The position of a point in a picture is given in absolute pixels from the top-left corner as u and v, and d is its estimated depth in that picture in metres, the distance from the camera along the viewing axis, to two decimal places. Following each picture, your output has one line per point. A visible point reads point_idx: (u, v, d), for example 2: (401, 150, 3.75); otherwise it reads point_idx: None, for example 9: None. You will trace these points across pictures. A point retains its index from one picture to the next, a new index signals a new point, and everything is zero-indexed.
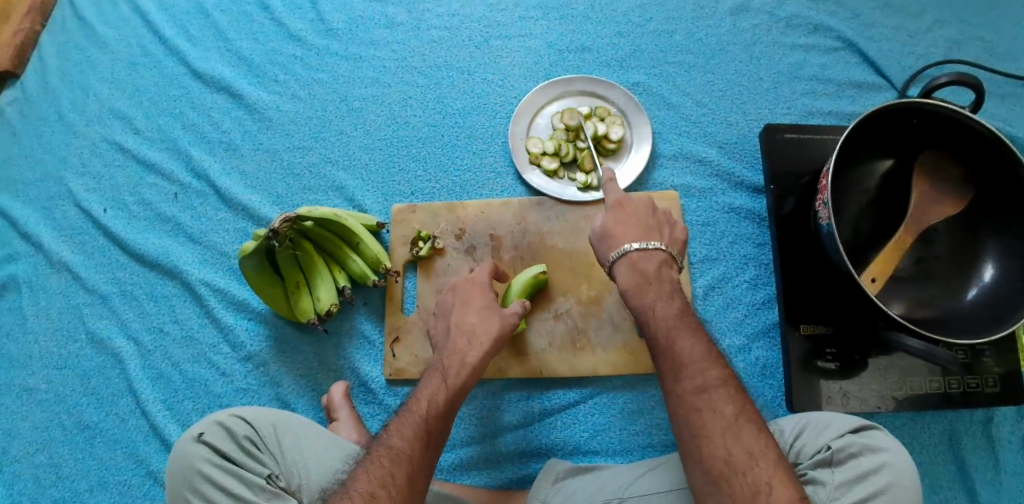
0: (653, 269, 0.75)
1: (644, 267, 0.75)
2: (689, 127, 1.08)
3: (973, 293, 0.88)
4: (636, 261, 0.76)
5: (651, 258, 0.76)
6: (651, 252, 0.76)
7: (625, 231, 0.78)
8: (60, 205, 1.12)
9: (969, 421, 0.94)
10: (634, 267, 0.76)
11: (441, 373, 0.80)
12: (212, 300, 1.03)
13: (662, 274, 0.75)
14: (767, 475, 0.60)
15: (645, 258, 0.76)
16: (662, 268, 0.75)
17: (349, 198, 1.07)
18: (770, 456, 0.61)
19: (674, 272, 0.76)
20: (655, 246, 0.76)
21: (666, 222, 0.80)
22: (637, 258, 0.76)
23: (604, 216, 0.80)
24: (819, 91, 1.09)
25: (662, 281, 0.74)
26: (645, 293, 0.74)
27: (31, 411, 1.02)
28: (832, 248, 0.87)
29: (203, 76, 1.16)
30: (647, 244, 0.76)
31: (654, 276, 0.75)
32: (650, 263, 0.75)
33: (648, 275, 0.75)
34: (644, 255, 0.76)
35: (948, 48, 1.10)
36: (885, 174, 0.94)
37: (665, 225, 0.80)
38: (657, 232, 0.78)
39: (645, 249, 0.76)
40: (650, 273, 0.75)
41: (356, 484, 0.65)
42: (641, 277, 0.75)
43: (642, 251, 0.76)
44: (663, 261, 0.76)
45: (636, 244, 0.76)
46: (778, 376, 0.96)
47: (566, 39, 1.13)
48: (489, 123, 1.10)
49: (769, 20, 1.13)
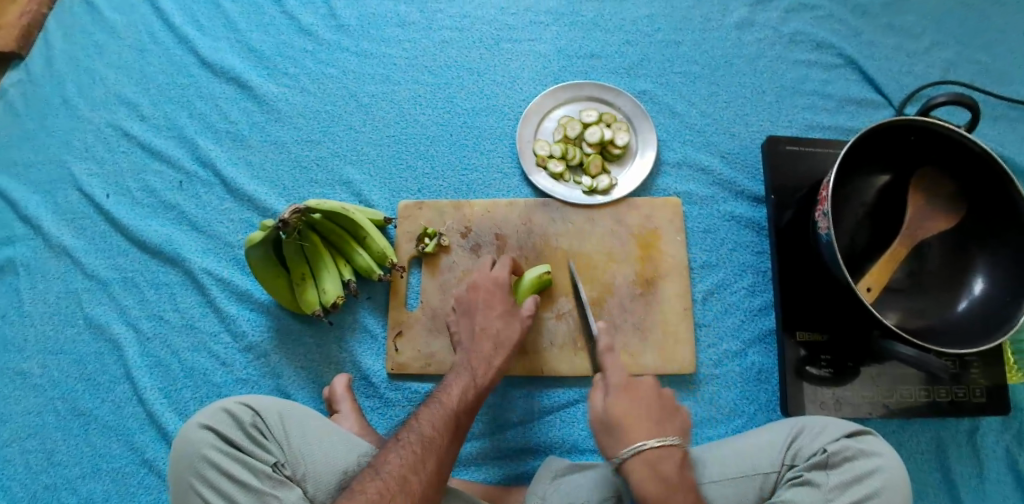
0: (674, 472, 0.74)
1: (665, 470, 0.74)
2: (693, 136, 1.10)
3: (963, 305, 0.91)
4: (655, 463, 0.74)
5: (669, 459, 0.75)
6: (670, 451, 0.75)
7: (638, 425, 0.76)
8: (62, 189, 1.11)
9: (955, 431, 0.97)
10: (653, 469, 0.74)
11: (470, 370, 0.85)
12: (215, 289, 1.03)
13: (682, 476, 0.74)
14: None
15: (664, 458, 0.74)
16: (682, 470, 0.75)
17: (356, 193, 1.07)
18: None
19: (690, 471, 0.76)
20: (672, 443, 0.75)
21: (671, 411, 0.80)
22: (656, 458, 0.74)
23: (609, 397, 0.78)
24: (820, 106, 1.12)
25: (685, 487, 0.74)
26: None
27: (25, 395, 1.01)
28: (830, 257, 0.90)
29: (212, 66, 1.16)
30: (664, 441, 0.75)
31: (678, 482, 0.74)
32: (670, 465, 0.74)
33: (671, 482, 0.73)
34: (664, 454, 0.74)
35: (944, 69, 1.13)
36: (882, 188, 0.97)
37: (672, 410, 0.81)
38: (670, 423, 0.79)
39: (664, 446, 0.75)
40: (671, 478, 0.74)
41: (388, 468, 0.71)
42: (662, 483, 0.73)
43: (661, 449, 0.74)
44: (680, 459, 0.76)
45: (653, 443, 0.74)
46: (773, 381, 0.98)
47: (575, 45, 1.15)
48: (496, 124, 1.11)
49: (773, 35, 1.16)
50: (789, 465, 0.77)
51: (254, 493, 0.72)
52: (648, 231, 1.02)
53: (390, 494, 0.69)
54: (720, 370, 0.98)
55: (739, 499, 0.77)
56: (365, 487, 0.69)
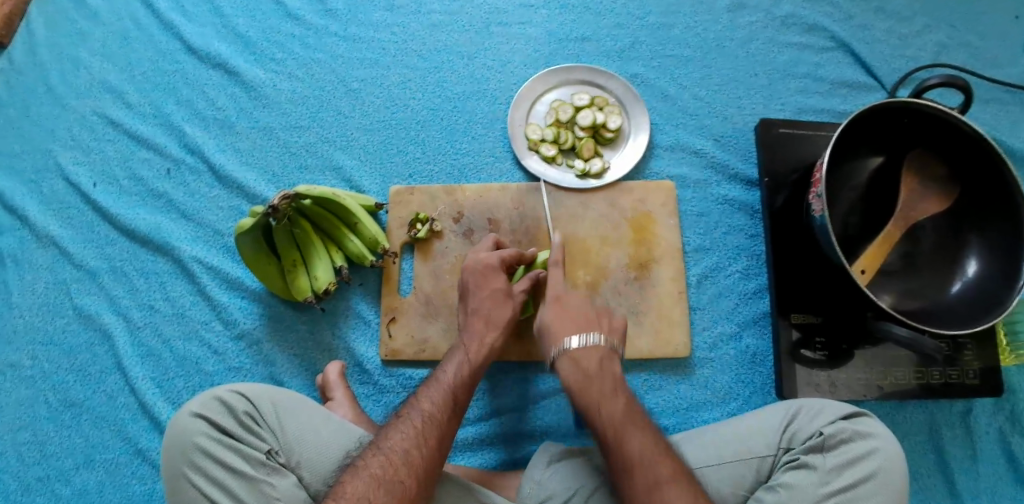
0: (594, 366, 0.79)
1: (586, 364, 0.79)
2: (686, 120, 1.10)
3: (957, 287, 0.91)
4: (577, 360, 0.80)
5: (591, 355, 0.80)
6: (591, 348, 0.81)
7: (564, 324, 0.83)
8: (48, 178, 1.10)
9: (948, 412, 0.97)
10: (576, 364, 0.80)
11: (464, 349, 0.84)
12: (205, 277, 1.02)
13: (604, 370, 0.79)
14: (657, 469, 0.69)
15: (586, 355, 0.80)
16: (603, 363, 0.80)
17: (347, 179, 1.06)
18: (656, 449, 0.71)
19: (615, 365, 0.81)
20: (595, 342, 0.81)
21: (606, 313, 0.86)
22: (578, 355, 0.80)
23: (546, 310, 0.86)
24: (813, 89, 1.11)
25: (605, 377, 0.78)
26: (589, 391, 0.77)
27: (15, 388, 0.99)
28: (825, 241, 0.89)
29: (198, 52, 1.14)
30: (587, 339, 0.81)
31: (596, 373, 0.79)
32: (592, 359, 0.80)
33: (590, 374, 0.79)
34: (585, 351, 0.80)
35: (936, 52, 1.13)
36: (874, 170, 0.96)
37: (605, 315, 0.86)
38: (598, 324, 0.84)
39: (585, 344, 0.81)
40: (592, 370, 0.79)
41: (390, 443, 0.72)
42: (584, 375, 0.79)
43: (583, 347, 0.81)
44: (604, 357, 0.81)
45: (575, 341, 0.81)
46: (767, 364, 0.98)
47: (566, 28, 1.14)
48: (488, 109, 1.10)
49: (765, 18, 1.15)
50: (785, 449, 0.77)
51: (247, 479, 0.71)
52: (641, 215, 1.02)
53: (393, 468, 0.70)
54: (714, 353, 0.98)
55: (736, 484, 0.77)
56: (367, 464, 0.70)
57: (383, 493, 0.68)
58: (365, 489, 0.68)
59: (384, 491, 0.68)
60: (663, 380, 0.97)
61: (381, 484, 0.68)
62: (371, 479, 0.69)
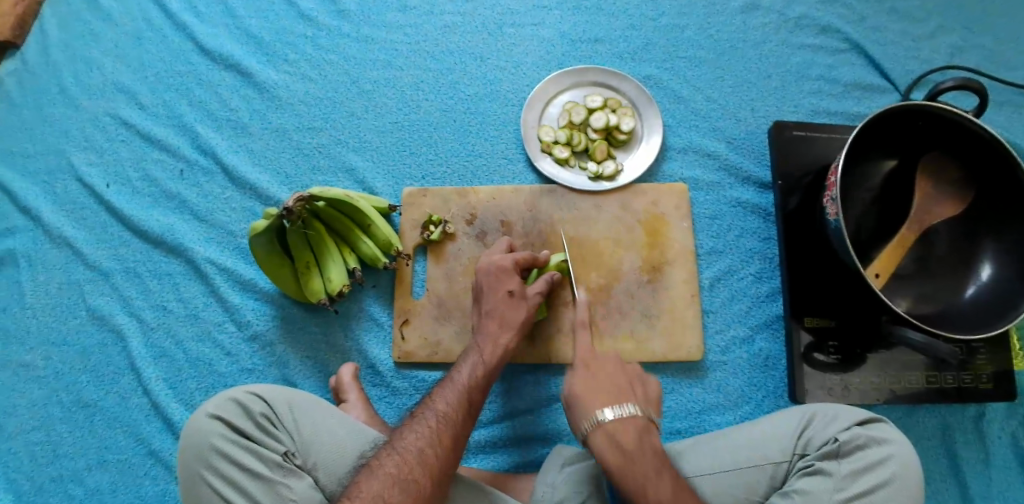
0: (633, 442, 0.74)
1: (624, 440, 0.74)
2: (699, 122, 1.09)
3: (971, 291, 0.91)
4: (613, 434, 0.74)
5: (628, 429, 0.75)
6: (628, 421, 0.75)
7: (594, 396, 0.78)
8: (61, 179, 1.10)
9: (961, 416, 0.97)
10: (612, 439, 0.74)
11: (478, 350, 0.85)
12: (218, 278, 1.02)
13: (644, 446, 0.74)
14: None
15: (623, 430, 0.75)
16: (642, 437, 0.75)
17: (359, 181, 1.06)
18: None
19: (653, 438, 0.76)
20: (631, 413, 0.76)
21: (636, 378, 0.82)
22: (613, 430, 0.75)
23: (574, 377, 0.81)
24: (826, 91, 1.11)
25: (645, 453, 0.73)
26: (630, 476, 0.72)
27: (28, 388, 1.00)
28: (839, 244, 0.89)
29: (210, 53, 1.14)
30: (622, 411, 0.76)
31: (637, 451, 0.73)
32: (629, 435, 0.74)
33: (629, 450, 0.73)
34: (621, 425, 0.75)
35: (950, 54, 1.12)
36: (888, 173, 0.96)
37: (637, 382, 0.81)
38: (631, 393, 0.79)
39: (621, 417, 0.75)
40: (631, 448, 0.74)
41: (405, 442, 0.73)
42: (623, 453, 0.73)
43: (618, 420, 0.75)
44: (642, 428, 0.76)
45: (610, 414, 0.75)
46: (779, 367, 0.98)
47: (579, 29, 1.14)
48: (501, 110, 1.10)
49: (779, 19, 1.15)
50: (799, 455, 0.77)
51: (264, 481, 0.72)
52: (653, 217, 1.02)
53: (408, 467, 0.70)
54: (727, 357, 0.98)
55: (749, 489, 0.77)
56: (382, 463, 0.70)
57: (398, 492, 0.68)
58: (380, 488, 0.68)
59: (399, 490, 0.68)
60: (675, 383, 0.97)
61: (396, 483, 0.69)
62: (387, 477, 0.69)
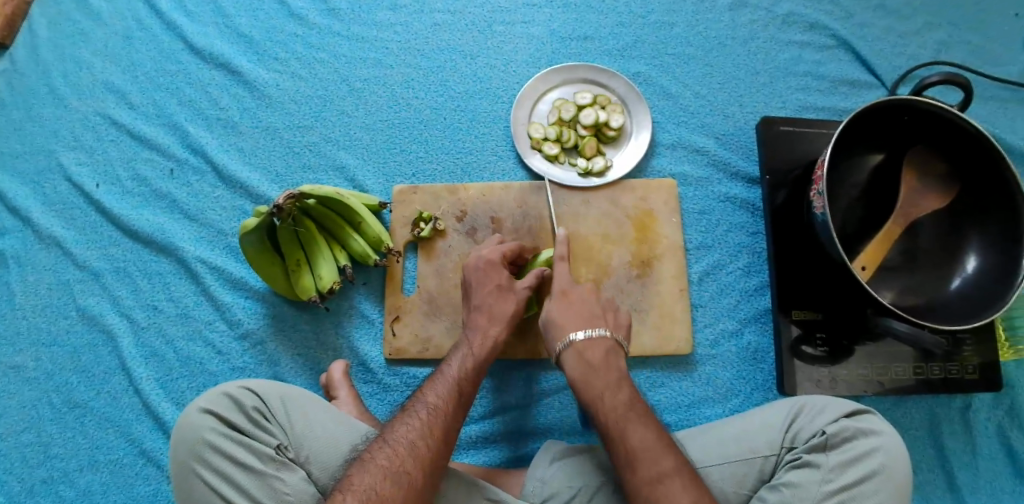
0: (600, 358, 0.79)
1: (591, 357, 0.79)
2: (688, 118, 1.10)
3: (956, 282, 0.92)
4: (583, 352, 0.79)
5: (596, 348, 0.79)
6: (597, 340, 0.80)
7: (569, 317, 0.82)
8: (51, 179, 1.10)
9: (948, 407, 0.98)
10: (581, 357, 0.79)
11: (469, 344, 0.85)
12: (209, 277, 1.02)
13: (609, 363, 0.79)
14: (662, 466, 0.69)
15: (592, 348, 0.79)
16: (608, 357, 0.79)
17: (350, 179, 1.07)
18: (663, 447, 0.71)
19: (620, 360, 0.80)
20: (601, 334, 0.81)
21: (609, 308, 0.86)
22: (583, 348, 0.79)
23: (551, 303, 0.84)
24: (814, 87, 1.12)
25: (610, 371, 0.78)
26: (592, 384, 0.77)
27: (18, 389, 1.00)
28: (826, 237, 0.90)
29: (200, 52, 1.14)
30: (592, 332, 0.80)
31: (602, 367, 0.78)
32: (597, 352, 0.79)
33: (594, 366, 0.78)
34: (590, 343, 0.80)
35: (936, 50, 1.13)
36: (874, 168, 0.97)
37: (609, 311, 0.85)
38: (604, 318, 0.83)
39: (591, 337, 0.80)
40: (597, 363, 0.79)
41: (396, 435, 0.73)
42: (588, 367, 0.78)
43: (588, 340, 0.80)
44: (610, 349, 0.80)
45: (581, 334, 0.80)
46: (768, 360, 0.98)
47: (569, 27, 1.15)
48: (491, 107, 1.10)
49: (766, 16, 1.15)
50: (788, 448, 0.78)
51: (257, 475, 0.72)
52: (643, 213, 1.02)
53: (399, 459, 0.70)
54: (716, 350, 0.99)
55: (739, 483, 0.78)
56: (373, 456, 0.71)
57: (390, 484, 0.68)
58: (372, 482, 0.68)
59: (390, 482, 0.68)
60: (666, 377, 0.98)
61: (387, 476, 0.69)
62: (378, 470, 0.69)
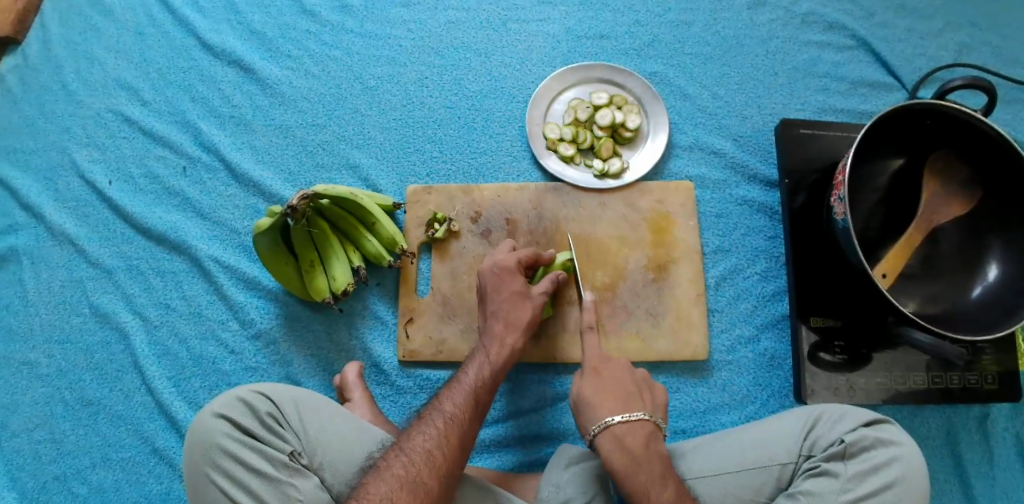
0: (640, 445, 0.75)
1: (631, 443, 0.75)
2: (705, 119, 1.09)
3: (978, 290, 0.90)
4: (622, 437, 0.75)
5: (635, 432, 0.76)
6: (636, 425, 0.76)
7: (605, 400, 0.79)
8: (63, 176, 1.09)
9: (966, 416, 0.97)
10: (619, 441, 0.75)
11: (485, 350, 0.84)
12: (221, 276, 1.01)
13: (650, 451, 0.75)
14: None
15: (631, 433, 0.76)
16: (649, 442, 0.75)
17: (363, 178, 1.06)
18: None
19: (660, 445, 0.76)
20: (638, 417, 0.77)
21: (645, 385, 0.83)
22: (621, 432, 0.76)
23: (583, 383, 0.82)
24: (833, 89, 1.10)
25: (651, 458, 0.74)
26: (635, 475, 0.72)
27: (32, 385, 1.00)
28: (846, 243, 0.89)
29: (213, 49, 1.13)
30: (630, 415, 0.77)
31: (643, 455, 0.74)
32: (637, 438, 0.75)
33: (636, 453, 0.74)
34: (628, 427, 0.76)
35: (958, 51, 1.11)
36: (895, 172, 0.95)
37: (646, 389, 0.83)
38: (639, 397, 0.80)
39: (628, 421, 0.76)
40: (637, 451, 0.74)
41: (413, 443, 0.72)
42: (629, 456, 0.74)
43: (626, 423, 0.76)
44: (649, 434, 0.76)
45: (619, 417, 0.76)
46: (785, 367, 0.97)
47: (584, 25, 1.13)
48: (505, 107, 1.09)
49: (786, 16, 1.14)
50: (806, 456, 0.77)
51: (270, 481, 0.71)
52: (659, 216, 1.01)
53: (416, 468, 0.70)
54: (732, 356, 0.98)
55: (756, 490, 0.77)
56: (390, 464, 0.70)
57: (406, 494, 0.68)
58: (389, 491, 0.68)
59: (407, 492, 0.68)
60: (681, 382, 0.97)
61: (404, 485, 0.68)
62: (395, 479, 0.69)
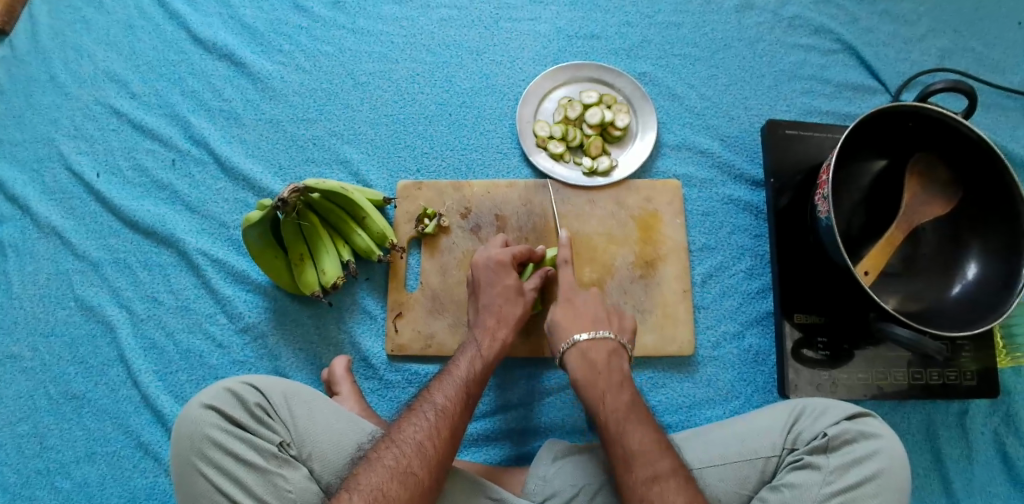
0: (602, 360, 0.83)
1: (593, 356, 0.83)
2: (692, 119, 1.10)
3: (957, 288, 0.92)
4: (586, 351, 0.83)
5: (599, 348, 0.83)
6: (600, 342, 0.84)
7: (574, 319, 0.86)
8: (50, 168, 1.09)
9: (945, 412, 0.98)
10: (583, 356, 0.83)
11: (476, 343, 0.85)
12: (210, 270, 1.01)
13: (611, 364, 0.82)
14: (655, 468, 0.72)
15: (594, 348, 0.83)
16: (611, 358, 0.83)
17: (354, 173, 1.06)
18: (657, 449, 0.74)
19: (622, 362, 0.84)
20: (604, 336, 0.84)
21: (616, 313, 0.89)
22: (586, 347, 0.83)
23: (556, 308, 0.88)
24: (818, 91, 1.12)
25: (611, 371, 0.82)
26: (594, 383, 0.80)
27: (16, 379, 0.99)
28: (829, 241, 0.90)
29: (204, 42, 1.13)
30: (595, 333, 0.84)
31: (603, 368, 0.82)
32: (599, 351, 0.83)
33: (597, 366, 0.82)
34: (594, 344, 0.83)
35: (939, 57, 1.14)
36: (878, 173, 0.97)
37: (616, 315, 0.89)
38: (607, 321, 0.87)
39: (593, 338, 0.84)
40: (599, 364, 0.82)
41: (404, 435, 0.73)
42: (591, 368, 0.82)
43: (591, 340, 0.84)
44: (612, 351, 0.84)
45: (584, 334, 0.84)
46: (769, 363, 0.99)
47: (575, 25, 1.14)
48: (496, 104, 1.10)
49: (773, 19, 1.16)
50: (789, 449, 0.78)
51: (259, 472, 0.72)
52: (648, 214, 1.02)
53: (406, 460, 0.70)
54: (718, 352, 0.99)
55: (740, 483, 0.78)
56: (380, 456, 0.71)
57: (397, 485, 0.68)
58: (379, 482, 0.68)
59: (398, 483, 0.68)
60: (667, 377, 0.98)
61: (395, 477, 0.69)
62: (386, 470, 0.69)
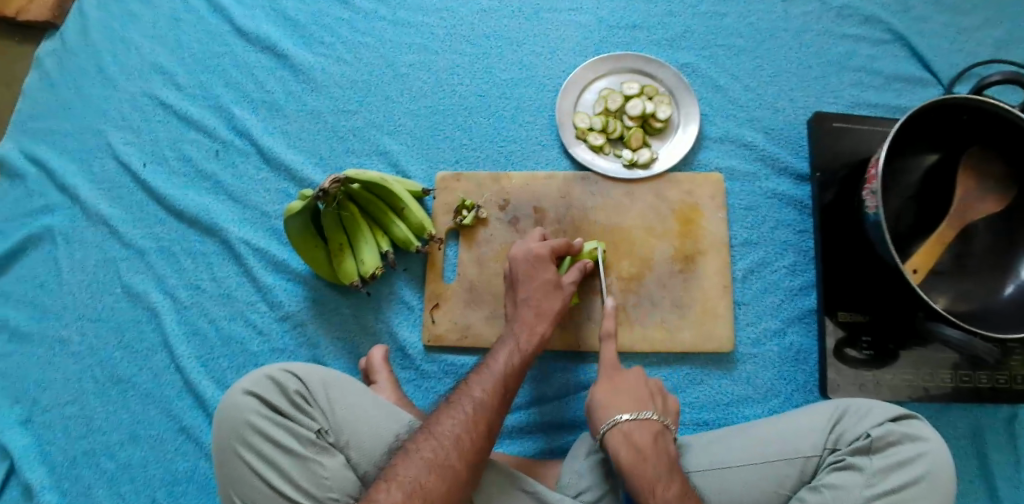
0: (648, 443, 0.76)
1: (638, 440, 0.76)
2: (736, 111, 1.08)
3: (1010, 289, 0.88)
4: (629, 433, 0.76)
5: (643, 430, 0.76)
6: (644, 423, 0.77)
7: (619, 399, 0.80)
8: (98, 157, 1.11)
9: (993, 418, 0.95)
10: (627, 439, 0.76)
11: (515, 337, 0.85)
12: (252, 259, 1.03)
13: (658, 447, 0.76)
14: None
15: (638, 430, 0.77)
16: (657, 439, 0.76)
17: (393, 163, 1.06)
18: None
19: (668, 443, 0.77)
20: (647, 417, 0.78)
21: (658, 391, 0.83)
22: (629, 429, 0.77)
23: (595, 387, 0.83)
24: (868, 83, 1.09)
25: (659, 457, 0.75)
26: (640, 470, 0.73)
27: (64, 362, 1.02)
28: (877, 237, 0.88)
29: (247, 35, 1.15)
30: (639, 414, 0.78)
31: (651, 450, 0.75)
32: (644, 434, 0.76)
33: (643, 449, 0.75)
34: (639, 426, 0.77)
35: (996, 47, 1.09)
36: (929, 168, 0.93)
37: (658, 393, 0.83)
38: (651, 402, 0.80)
39: (637, 419, 0.77)
40: (645, 447, 0.75)
41: (442, 427, 0.73)
42: (636, 452, 0.75)
43: (636, 421, 0.77)
44: (657, 432, 0.77)
45: (626, 416, 0.78)
46: (811, 361, 0.97)
47: (616, 16, 1.12)
48: (535, 96, 1.09)
49: (821, 9, 1.12)
50: (831, 449, 0.77)
51: (298, 459, 0.73)
52: (688, 208, 1.01)
53: (444, 453, 0.70)
54: (758, 349, 0.98)
55: (779, 483, 0.77)
56: (419, 447, 0.71)
57: (435, 477, 0.69)
58: (417, 474, 0.69)
59: (436, 475, 0.69)
60: (704, 374, 0.97)
61: (434, 469, 0.69)
62: (424, 462, 0.70)
